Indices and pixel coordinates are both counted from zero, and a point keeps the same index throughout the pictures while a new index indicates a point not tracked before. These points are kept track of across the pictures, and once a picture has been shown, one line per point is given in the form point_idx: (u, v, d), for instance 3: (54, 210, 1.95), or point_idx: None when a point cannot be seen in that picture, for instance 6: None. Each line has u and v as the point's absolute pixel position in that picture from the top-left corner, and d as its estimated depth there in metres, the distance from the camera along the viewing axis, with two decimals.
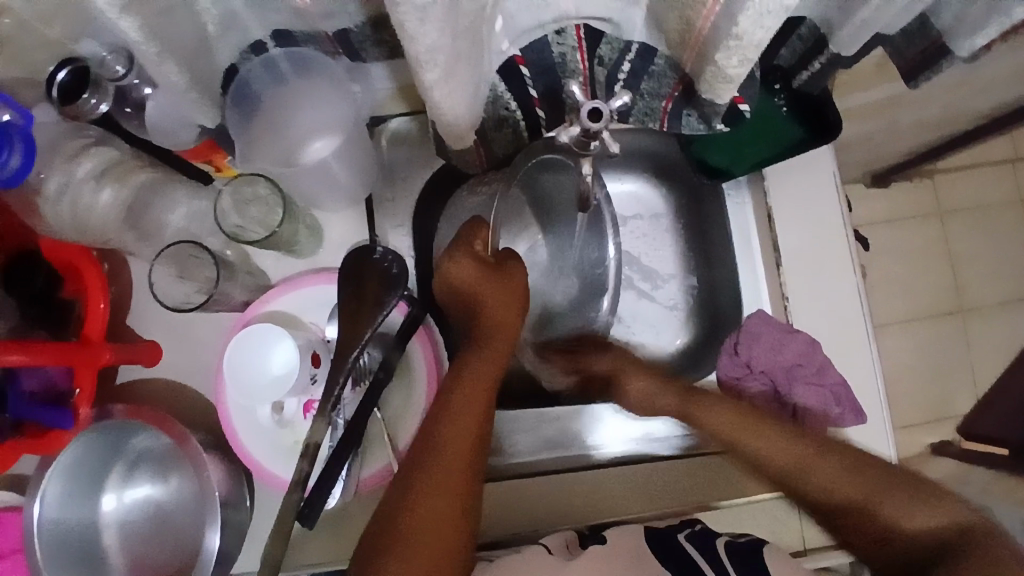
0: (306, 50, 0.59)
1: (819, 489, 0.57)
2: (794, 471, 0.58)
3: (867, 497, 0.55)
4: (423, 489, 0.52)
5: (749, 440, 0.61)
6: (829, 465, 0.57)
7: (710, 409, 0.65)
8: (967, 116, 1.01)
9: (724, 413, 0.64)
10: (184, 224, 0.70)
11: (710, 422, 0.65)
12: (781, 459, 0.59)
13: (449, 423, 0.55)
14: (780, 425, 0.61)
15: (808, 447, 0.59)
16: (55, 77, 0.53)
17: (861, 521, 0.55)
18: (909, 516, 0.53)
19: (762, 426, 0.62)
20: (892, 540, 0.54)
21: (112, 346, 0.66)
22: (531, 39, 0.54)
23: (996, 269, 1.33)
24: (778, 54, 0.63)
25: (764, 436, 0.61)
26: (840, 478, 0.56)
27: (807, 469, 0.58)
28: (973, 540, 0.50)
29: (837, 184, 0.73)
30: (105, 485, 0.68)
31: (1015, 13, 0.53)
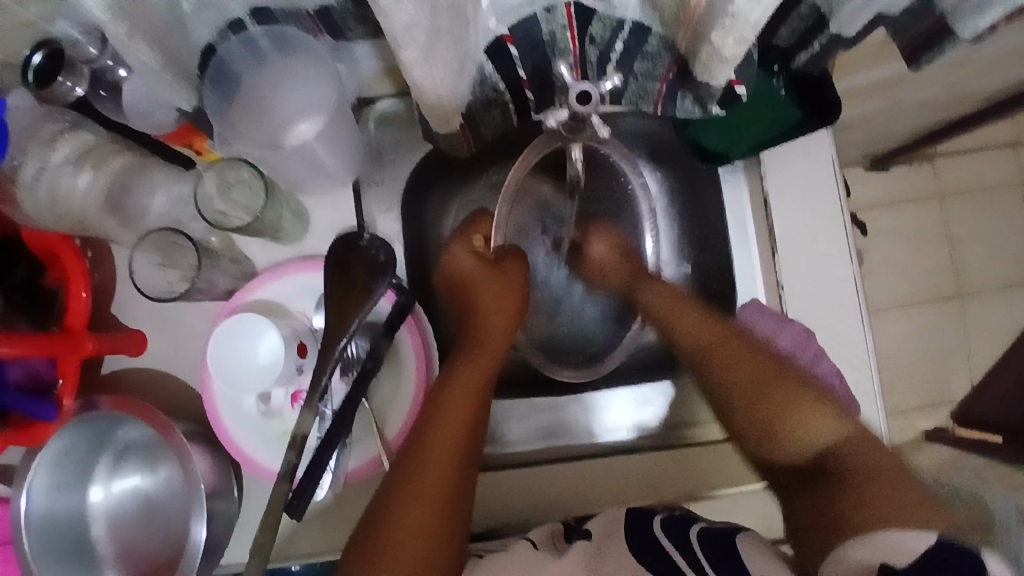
0: (287, 28, 0.56)
1: (724, 370, 0.63)
2: (707, 358, 0.65)
3: (779, 410, 0.58)
4: (412, 490, 0.51)
5: (694, 331, 0.67)
6: (744, 355, 0.63)
7: (649, 292, 0.73)
8: (969, 97, 0.99)
9: (669, 303, 0.71)
10: (166, 208, 0.67)
11: (679, 322, 0.69)
12: (702, 337, 0.66)
13: (438, 424, 0.55)
14: (717, 331, 0.66)
15: (750, 356, 0.63)
16: (29, 62, 0.52)
17: (766, 418, 0.59)
18: (805, 421, 0.57)
19: (712, 328, 0.66)
20: (794, 436, 0.57)
21: (95, 336, 0.64)
22: (518, 18, 0.49)
23: (996, 253, 1.31)
24: (777, 33, 0.60)
25: (727, 352, 0.64)
26: (745, 367, 0.62)
27: (716, 357, 0.64)
28: (852, 461, 0.54)
29: (836, 167, 0.72)
30: (92, 477, 0.67)
31: None
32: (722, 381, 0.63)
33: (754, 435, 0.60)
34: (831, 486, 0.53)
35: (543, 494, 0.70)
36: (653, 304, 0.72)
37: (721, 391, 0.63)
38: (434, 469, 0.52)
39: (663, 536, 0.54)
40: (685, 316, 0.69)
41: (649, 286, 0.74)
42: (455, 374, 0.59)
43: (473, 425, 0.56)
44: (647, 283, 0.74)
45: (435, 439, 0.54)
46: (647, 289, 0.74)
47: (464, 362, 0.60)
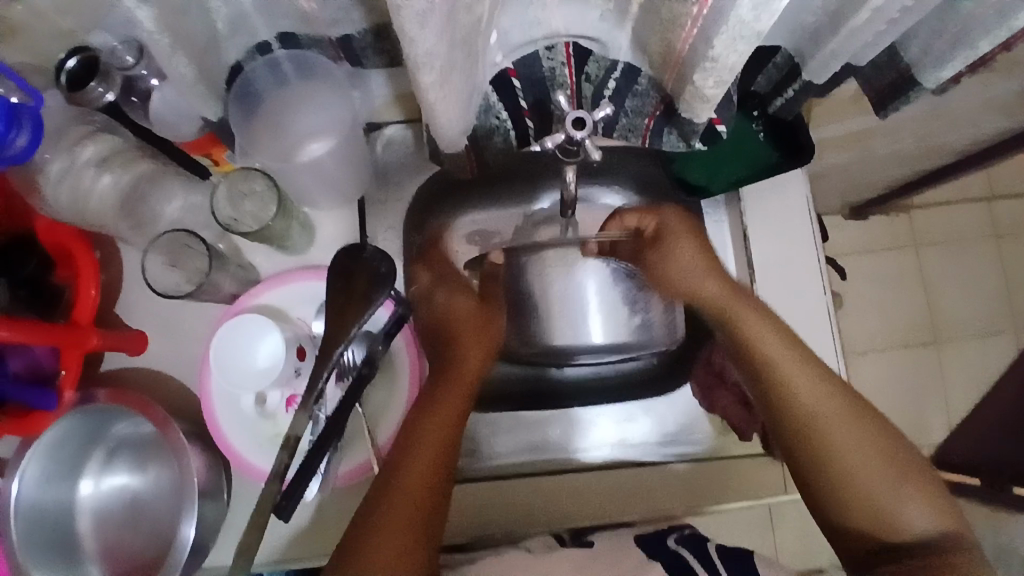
0: (308, 52, 0.61)
1: (849, 444, 0.58)
2: (815, 425, 0.60)
3: (888, 496, 0.57)
4: (393, 503, 0.54)
5: (802, 386, 0.61)
6: (851, 418, 0.59)
7: (753, 327, 0.64)
8: (938, 150, 1.07)
9: (808, 377, 0.61)
10: (179, 215, 0.72)
11: (783, 372, 0.62)
12: (831, 408, 0.60)
13: (417, 445, 0.58)
14: (828, 383, 0.61)
15: (872, 437, 0.59)
16: (64, 65, 0.57)
17: (867, 493, 0.57)
18: (904, 508, 0.56)
19: (832, 395, 0.60)
20: (894, 519, 0.56)
21: (100, 332, 0.67)
22: (522, 54, 0.57)
23: (971, 301, 1.37)
24: (756, 79, 0.67)
25: (837, 419, 0.60)
26: (867, 441, 0.59)
27: (832, 413, 0.60)
28: (956, 537, 0.55)
29: (810, 206, 0.78)
30: (84, 470, 0.68)
31: (978, 47, 0.57)
32: (825, 455, 0.59)
33: (832, 506, 0.58)
34: (928, 557, 0.53)
35: (524, 508, 0.73)
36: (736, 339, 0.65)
37: (822, 449, 0.59)
38: (417, 481, 0.56)
39: (677, 548, 0.61)
40: (793, 358, 0.62)
41: (748, 311, 0.66)
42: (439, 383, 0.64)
43: (447, 450, 0.59)
44: (743, 307, 0.66)
45: (417, 456, 0.57)
46: (753, 322, 0.65)
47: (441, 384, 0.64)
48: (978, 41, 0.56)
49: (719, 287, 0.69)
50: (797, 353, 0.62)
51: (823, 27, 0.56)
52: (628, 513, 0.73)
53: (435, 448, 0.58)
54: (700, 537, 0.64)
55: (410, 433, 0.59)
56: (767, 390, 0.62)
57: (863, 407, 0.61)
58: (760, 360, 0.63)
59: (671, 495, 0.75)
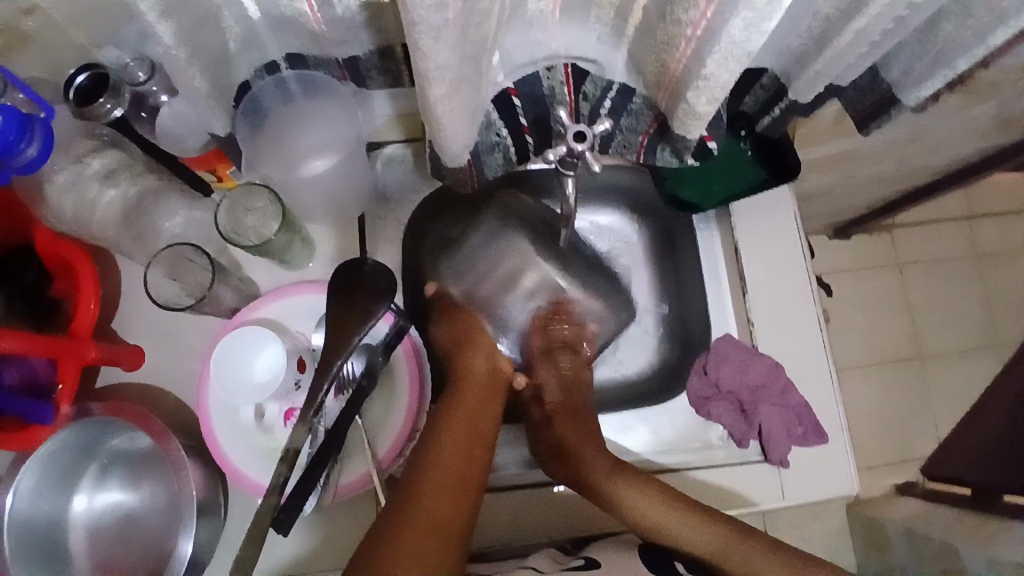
0: (315, 73, 0.63)
1: (746, 572, 0.57)
2: (721, 571, 0.59)
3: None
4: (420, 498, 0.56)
5: (690, 537, 0.61)
6: (755, 551, 0.58)
7: (597, 471, 0.67)
8: (916, 171, 1.11)
9: (650, 500, 0.63)
10: (180, 230, 0.73)
11: (638, 507, 0.63)
12: (710, 542, 0.60)
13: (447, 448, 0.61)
14: (702, 518, 0.61)
15: (785, 560, 0.57)
16: (74, 80, 0.58)
17: None
18: None
19: (697, 512, 0.62)
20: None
21: (99, 344, 0.67)
22: (523, 74, 0.60)
23: (953, 318, 1.41)
24: (743, 100, 0.70)
25: (744, 551, 0.58)
26: (782, 571, 0.56)
27: (728, 560, 0.59)
28: None
29: (798, 223, 0.80)
30: (78, 485, 0.68)
31: (956, 66, 0.60)
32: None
33: None
34: None
35: (521, 521, 0.73)
36: (602, 490, 0.66)
37: None
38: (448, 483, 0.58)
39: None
40: (661, 506, 0.63)
41: (628, 486, 0.64)
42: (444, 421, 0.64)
43: (472, 457, 0.61)
44: (620, 492, 0.64)
45: (446, 460, 0.60)
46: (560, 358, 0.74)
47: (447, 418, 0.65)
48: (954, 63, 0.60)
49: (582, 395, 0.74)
50: (643, 484, 0.64)
51: (809, 48, 0.59)
52: (625, 524, 0.73)
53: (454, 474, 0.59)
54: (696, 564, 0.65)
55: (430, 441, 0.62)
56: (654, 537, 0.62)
57: (769, 542, 0.59)
58: (631, 514, 0.63)
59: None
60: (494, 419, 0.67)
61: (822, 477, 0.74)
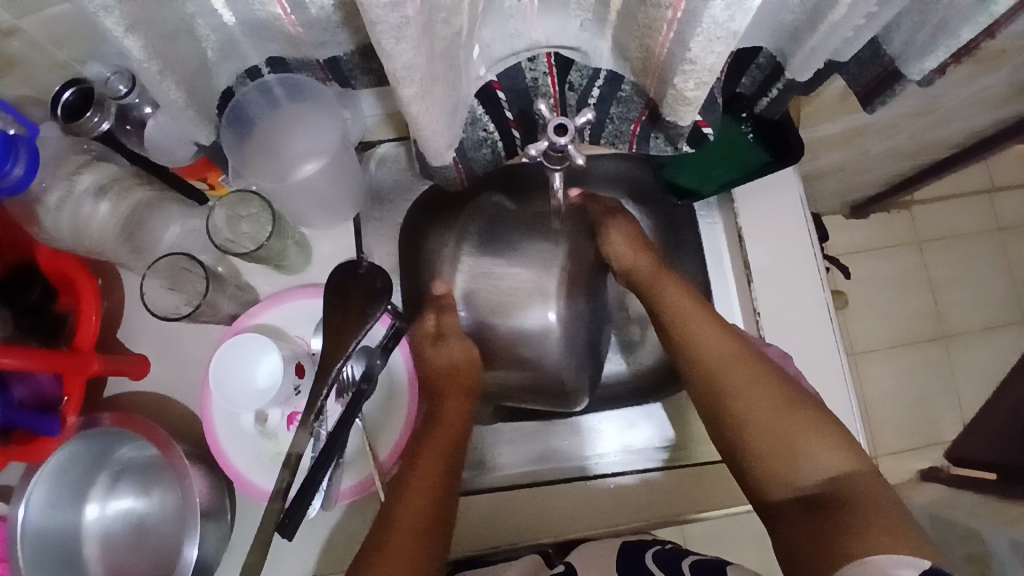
0: (298, 75, 0.62)
1: (737, 392, 0.63)
2: (718, 382, 0.64)
3: (782, 427, 0.60)
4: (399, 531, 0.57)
5: (711, 349, 0.66)
6: (756, 380, 0.63)
7: (671, 291, 0.71)
8: (932, 144, 1.07)
9: (712, 327, 0.67)
10: (178, 239, 0.74)
11: (682, 321, 0.68)
12: (717, 351, 0.66)
13: (420, 475, 0.62)
14: (728, 334, 0.66)
15: (785, 399, 0.61)
16: (62, 97, 0.60)
17: (773, 431, 0.60)
18: (809, 449, 0.58)
19: (718, 335, 0.67)
20: (790, 458, 0.58)
21: (103, 357, 0.68)
22: (505, 66, 0.58)
23: (978, 295, 1.36)
24: (740, 82, 0.68)
25: (739, 372, 0.64)
26: (762, 401, 0.62)
27: (728, 376, 0.64)
28: (855, 491, 0.55)
29: (803, 206, 0.77)
30: (90, 495, 0.69)
31: (962, 35, 0.57)
32: (729, 421, 0.63)
33: (754, 463, 0.61)
34: (828, 519, 0.53)
35: (524, 521, 0.71)
36: (654, 298, 0.72)
37: (718, 401, 0.64)
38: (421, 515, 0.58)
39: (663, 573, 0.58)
40: (705, 324, 0.67)
41: (676, 290, 0.70)
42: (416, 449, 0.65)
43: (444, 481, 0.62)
44: (669, 291, 0.71)
45: (415, 491, 0.61)
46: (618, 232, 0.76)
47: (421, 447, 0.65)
48: (959, 30, 0.57)
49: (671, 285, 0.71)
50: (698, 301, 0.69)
51: (802, 24, 0.57)
52: (629, 523, 0.72)
53: (426, 500, 0.60)
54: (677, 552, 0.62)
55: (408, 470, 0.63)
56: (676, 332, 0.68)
57: (777, 377, 0.63)
58: (671, 317, 0.69)
59: (676, 504, 0.72)
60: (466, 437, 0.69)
61: None
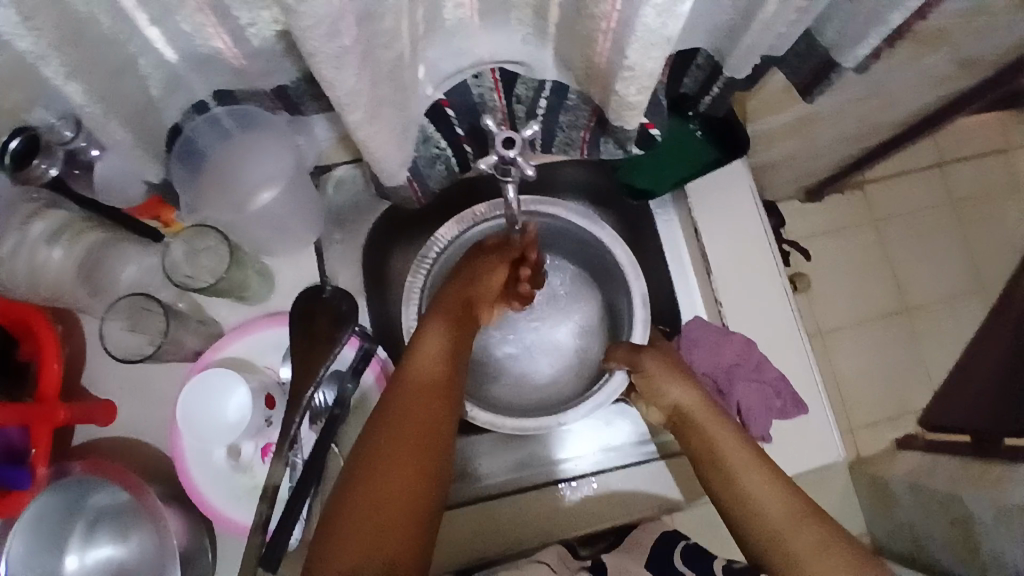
0: (248, 106, 0.62)
1: (786, 518, 0.58)
2: (764, 516, 0.59)
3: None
4: (352, 502, 0.52)
5: (771, 505, 0.59)
6: (807, 513, 0.58)
7: (715, 431, 0.65)
8: (875, 127, 1.11)
9: (758, 477, 0.61)
10: (135, 278, 0.73)
11: (720, 449, 0.64)
12: (769, 511, 0.59)
13: (420, 402, 0.58)
14: (778, 478, 0.61)
15: (850, 559, 0.54)
16: (6, 146, 0.55)
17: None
18: None
19: (765, 472, 0.61)
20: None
21: (68, 404, 0.66)
22: (453, 83, 0.59)
23: (935, 267, 1.41)
24: (682, 83, 0.69)
25: (788, 505, 0.59)
26: (815, 537, 0.56)
27: (776, 502, 0.59)
28: None
29: (755, 197, 0.80)
30: (67, 545, 0.67)
31: (888, 23, 0.60)
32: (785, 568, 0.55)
33: None
34: None
35: (512, 527, 0.73)
36: (701, 443, 0.65)
37: (762, 529, 0.58)
38: (395, 499, 0.52)
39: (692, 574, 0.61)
40: (762, 478, 0.61)
41: (722, 431, 0.65)
42: (407, 381, 0.60)
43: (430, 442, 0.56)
44: (710, 428, 0.66)
45: (402, 435, 0.55)
46: (687, 395, 0.68)
47: (415, 380, 0.60)
48: (885, 19, 0.59)
49: (695, 395, 0.68)
50: (761, 462, 0.62)
51: (737, 24, 0.59)
52: (614, 518, 0.74)
53: (415, 453, 0.55)
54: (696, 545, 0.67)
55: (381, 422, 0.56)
56: (729, 498, 0.61)
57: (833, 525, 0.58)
58: (733, 494, 0.61)
59: (656, 495, 0.75)
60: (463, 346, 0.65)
61: (803, 448, 0.75)
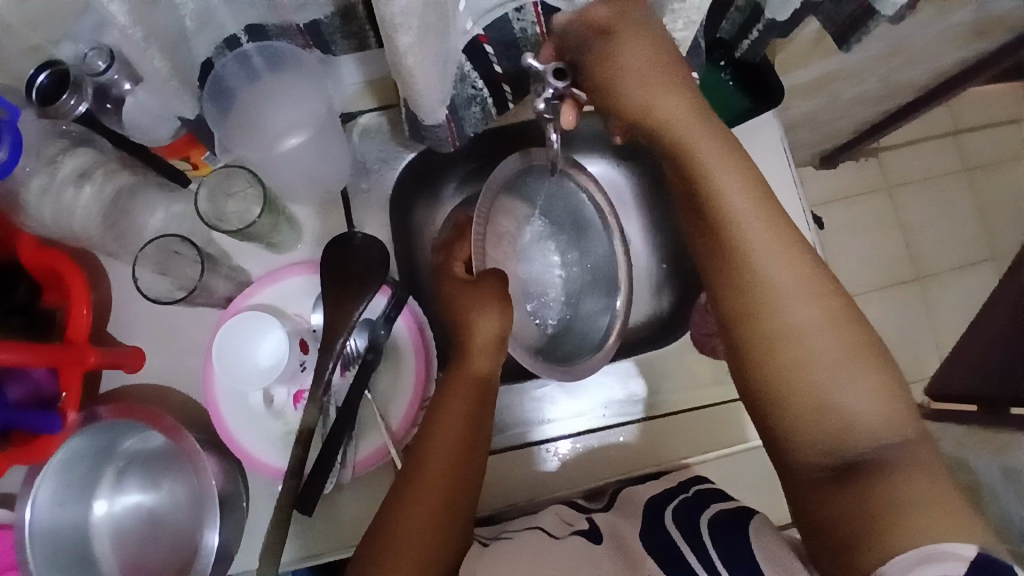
0: (277, 44, 0.62)
1: (764, 247, 0.53)
2: (747, 257, 0.53)
3: (821, 354, 0.51)
4: (407, 505, 0.57)
5: (752, 233, 0.54)
6: (790, 243, 0.54)
7: (716, 162, 0.55)
8: (897, 87, 1.10)
9: (740, 190, 0.54)
10: (164, 224, 0.71)
11: (711, 176, 0.54)
12: (744, 230, 0.54)
13: (447, 411, 0.61)
14: (782, 224, 0.54)
15: (820, 298, 0.52)
16: (35, 80, 0.57)
17: (774, 334, 0.52)
18: (840, 383, 0.50)
19: (772, 220, 0.54)
20: (827, 402, 0.50)
21: (99, 349, 0.65)
22: (491, 19, 0.56)
23: (946, 234, 1.41)
24: (719, 25, 0.70)
25: (780, 254, 0.53)
26: (799, 266, 0.53)
27: (768, 229, 0.54)
28: (899, 461, 0.47)
29: (786, 151, 0.79)
30: (97, 491, 0.68)
31: None
32: (775, 365, 0.52)
33: (760, 366, 0.52)
34: (861, 483, 0.47)
35: (539, 476, 0.74)
36: (678, 151, 0.55)
37: (731, 253, 0.54)
38: (432, 501, 0.57)
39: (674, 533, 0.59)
40: (744, 192, 0.54)
41: (700, 131, 0.55)
42: (442, 395, 0.62)
43: (461, 461, 0.59)
44: (685, 124, 0.55)
45: (437, 450, 0.59)
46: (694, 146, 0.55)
47: (447, 391, 0.62)
48: None
49: (677, 100, 0.55)
50: (778, 224, 0.54)
51: None
52: (633, 471, 0.75)
53: (446, 461, 0.59)
54: (695, 506, 0.62)
55: (435, 413, 0.61)
56: (705, 226, 0.56)
57: (859, 310, 0.53)
58: (727, 239, 0.54)
59: (680, 446, 0.76)
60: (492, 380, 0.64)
61: None
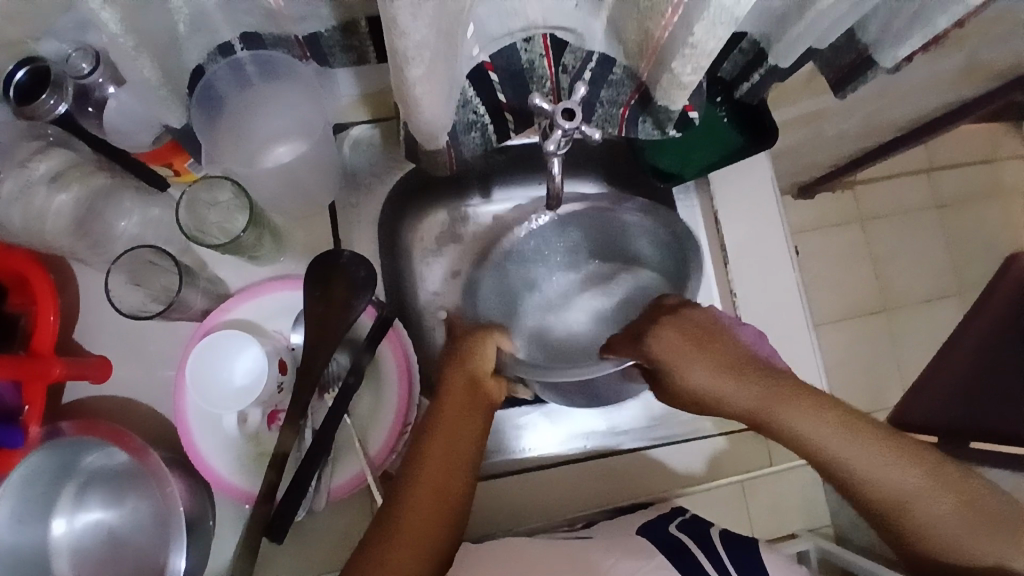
0: (272, 52, 0.60)
1: (847, 446, 0.57)
2: (831, 454, 0.57)
3: (911, 496, 0.55)
4: (390, 537, 0.53)
5: (827, 430, 0.57)
6: (863, 439, 0.57)
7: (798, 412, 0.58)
8: (878, 127, 1.12)
9: (812, 418, 0.58)
10: (140, 229, 0.68)
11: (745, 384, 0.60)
12: (828, 436, 0.57)
13: (437, 443, 0.58)
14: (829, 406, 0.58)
15: (878, 447, 0.57)
16: (13, 78, 0.56)
17: (888, 494, 0.56)
18: (979, 531, 0.55)
19: (842, 421, 0.58)
20: (953, 541, 0.55)
21: (65, 360, 0.62)
22: (499, 46, 0.56)
23: (919, 269, 1.43)
24: (722, 66, 0.70)
25: (798, 408, 0.58)
26: (879, 451, 0.56)
27: (816, 436, 0.58)
28: None
29: (775, 188, 0.80)
30: (55, 509, 0.64)
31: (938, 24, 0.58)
32: (877, 509, 0.56)
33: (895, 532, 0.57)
34: None
35: (518, 505, 0.73)
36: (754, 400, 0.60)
37: (804, 447, 0.58)
38: (416, 530, 0.54)
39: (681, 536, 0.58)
40: (806, 404, 0.58)
41: (729, 353, 0.62)
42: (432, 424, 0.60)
43: (450, 480, 0.57)
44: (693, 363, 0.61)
45: (425, 475, 0.56)
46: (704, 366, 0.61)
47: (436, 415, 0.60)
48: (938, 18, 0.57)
49: (681, 335, 0.63)
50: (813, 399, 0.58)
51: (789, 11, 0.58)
52: (614, 501, 0.74)
53: (434, 483, 0.56)
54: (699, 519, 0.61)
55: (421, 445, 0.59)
56: (778, 428, 0.59)
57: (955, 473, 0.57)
58: (827, 463, 0.57)
59: (662, 480, 0.75)
60: (482, 412, 0.62)
61: None
